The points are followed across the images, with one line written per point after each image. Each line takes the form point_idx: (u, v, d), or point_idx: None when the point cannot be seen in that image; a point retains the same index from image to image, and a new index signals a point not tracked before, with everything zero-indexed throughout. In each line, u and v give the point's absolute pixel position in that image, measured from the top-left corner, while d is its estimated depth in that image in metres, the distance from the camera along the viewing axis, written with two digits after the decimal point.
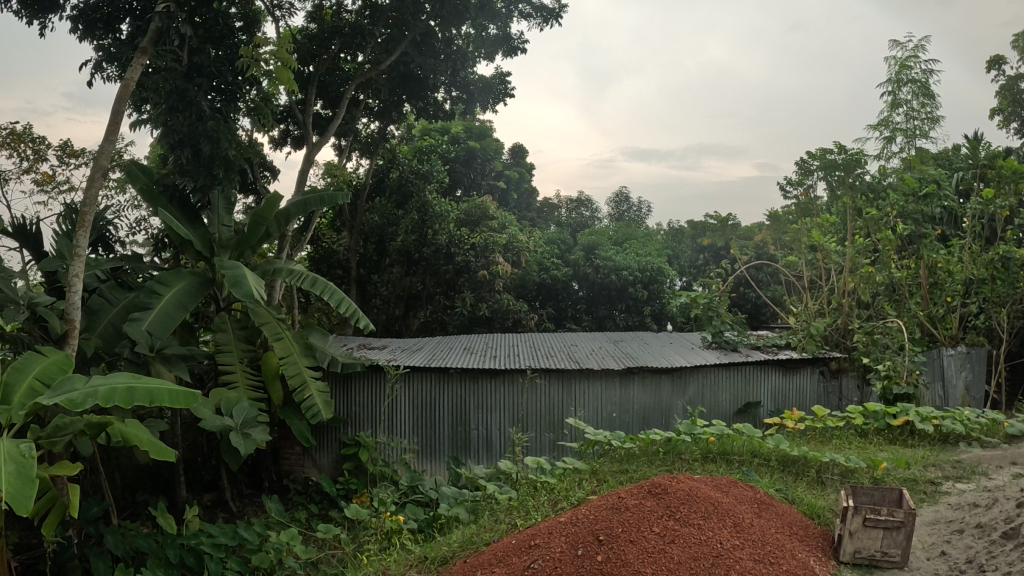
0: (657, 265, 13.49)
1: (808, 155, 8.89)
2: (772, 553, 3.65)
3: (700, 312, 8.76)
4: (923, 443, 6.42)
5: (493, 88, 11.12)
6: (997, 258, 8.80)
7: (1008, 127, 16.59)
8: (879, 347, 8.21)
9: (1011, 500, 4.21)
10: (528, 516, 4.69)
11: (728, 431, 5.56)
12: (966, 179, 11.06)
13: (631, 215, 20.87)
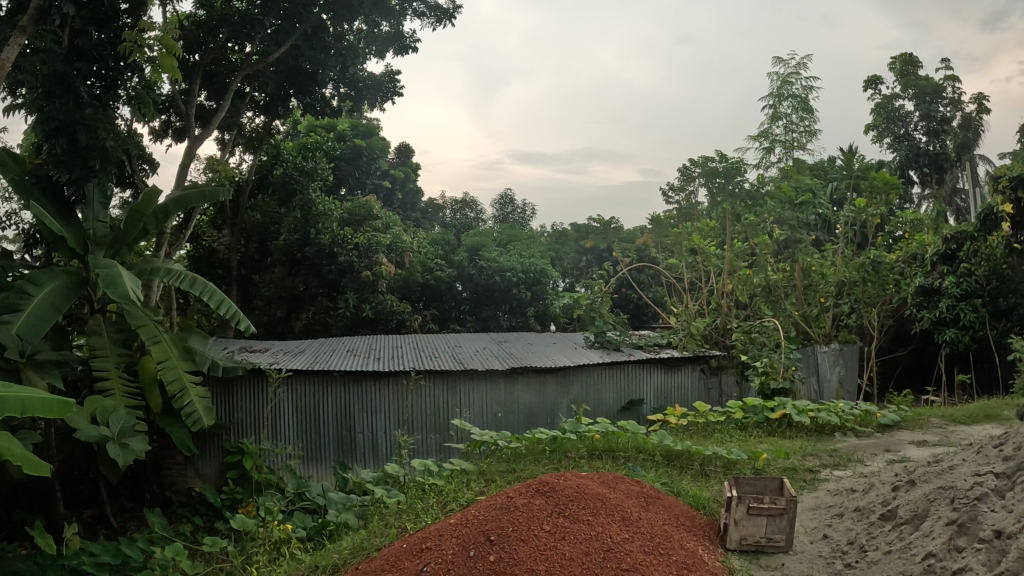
0: (540, 267, 13.67)
1: (692, 162, 9.25)
2: (661, 545, 3.77)
3: (582, 313, 8.97)
4: (799, 434, 6.82)
5: (381, 85, 10.89)
6: (868, 262, 9.64)
7: (882, 142, 17.96)
8: (757, 345, 8.70)
9: (884, 485, 4.54)
10: (417, 519, 4.64)
11: (612, 428, 5.72)
12: (839, 189, 11.84)
13: (515, 217, 21.09)
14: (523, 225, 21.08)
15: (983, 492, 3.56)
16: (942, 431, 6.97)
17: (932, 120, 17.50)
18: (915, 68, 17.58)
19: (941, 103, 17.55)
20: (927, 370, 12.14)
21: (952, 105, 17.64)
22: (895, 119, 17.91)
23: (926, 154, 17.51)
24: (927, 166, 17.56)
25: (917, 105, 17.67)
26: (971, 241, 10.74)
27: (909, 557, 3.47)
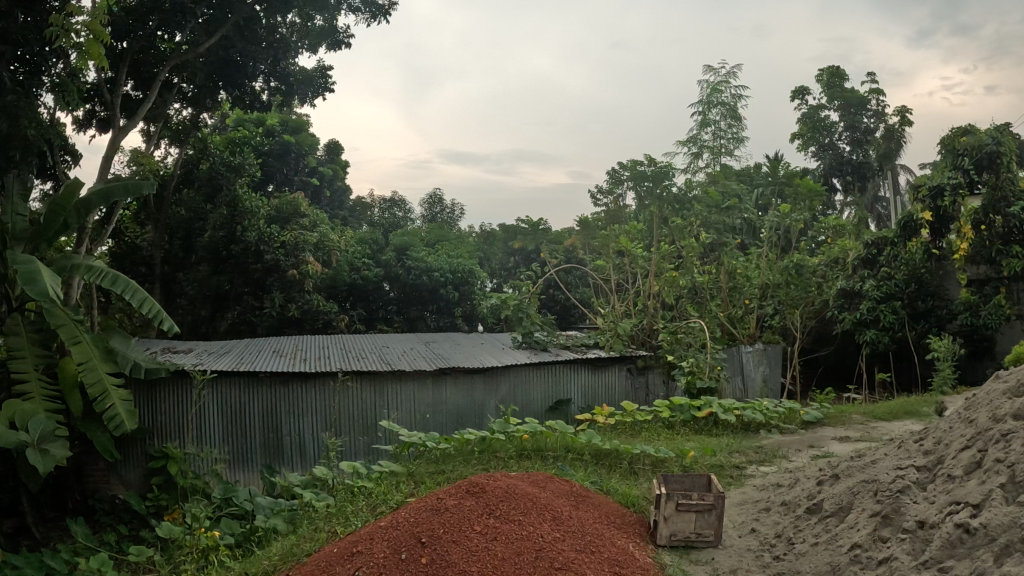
0: (468, 267, 13.62)
1: (621, 166, 9.36)
2: (592, 543, 3.81)
3: (509, 314, 8.93)
4: (726, 431, 7.00)
5: (312, 80, 10.40)
6: (791, 265, 10.15)
7: (808, 151, 18.66)
8: (682, 346, 8.92)
9: (809, 480, 4.70)
10: (347, 523, 4.57)
11: (540, 428, 5.77)
12: (764, 195, 12.22)
13: (443, 217, 21.04)
14: (452, 225, 21.05)
15: (906, 484, 3.71)
16: (863, 426, 7.28)
17: (857, 131, 18.33)
18: (841, 80, 18.25)
19: (866, 115, 18.29)
20: (850, 368, 12.62)
21: (876, 117, 18.39)
22: (820, 128, 18.62)
23: (850, 163, 18.46)
24: (849, 174, 18.58)
25: (842, 116, 18.38)
26: (891, 246, 11.29)
27: (836, 548, 3.59)
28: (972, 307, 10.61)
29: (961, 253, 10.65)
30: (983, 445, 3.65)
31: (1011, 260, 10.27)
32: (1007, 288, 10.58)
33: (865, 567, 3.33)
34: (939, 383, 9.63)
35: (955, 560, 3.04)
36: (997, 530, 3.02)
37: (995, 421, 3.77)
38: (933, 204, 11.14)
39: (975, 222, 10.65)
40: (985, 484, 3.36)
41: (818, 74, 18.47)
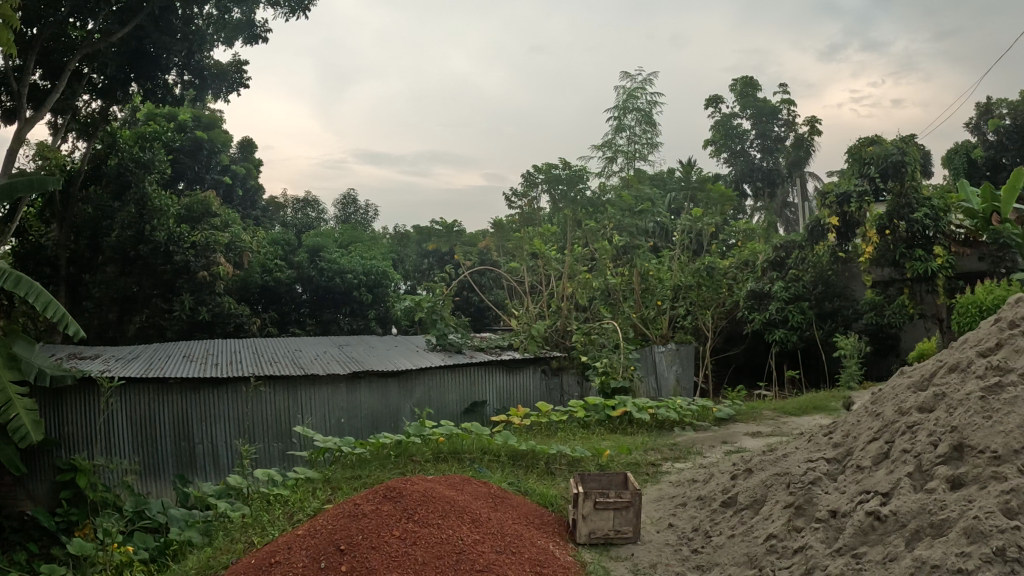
0: (381, 270, 14.06)
1: (536, 168, 9.49)
2: (511, 544, 3.83)
3: (423, 316, 9.00)
4: (640, 429, 7.18)
5: (227, 74, 10.22)
6: (702, 268, 10.53)
7: (721, 156, 19.47)
8: (596, 346, 9.08)
9: (722, 475, 4.87)
10: (264, 532, 4.46)
11: (456, 430, 5.77)
12: (677, 200, 12.59)
13: (358, 218, 20.87)
14: (364, 225, 20.89)
15: (817, 476, 3.82)
16: (774, 422, 7.57)
17: (767, 139, 19.20)
18: (754, 90, 19.03)
19: (777, 124, 19.24)
20: (761, 365, 13.09)
21: (788, 126, 19.39)
22: (732, 136, 19.41)
23: (759, 170, 19.31)
24: (760, 181, 19.39)
25: (753, 124, 19.27)
26: (800, 250, 12.02)
27: (752, 539, 3.68)
28: (877, 307, 11.24)
29: (868, 257, 11.33)
30: (889, 437, 3.77)
31: (914, 262, 10.77)
32: (910, 288, 11.11)
33: (780, 556, 3.39)
34: (847, 379, 10.11)
35: (869, 546, 3.10)
36: (907, 515, 3.10)
37: (900, 414, 3.89)
38: (840, 209, 11.74)
39: (880, 227, 11.17)
40: (893, 473, 3.46)
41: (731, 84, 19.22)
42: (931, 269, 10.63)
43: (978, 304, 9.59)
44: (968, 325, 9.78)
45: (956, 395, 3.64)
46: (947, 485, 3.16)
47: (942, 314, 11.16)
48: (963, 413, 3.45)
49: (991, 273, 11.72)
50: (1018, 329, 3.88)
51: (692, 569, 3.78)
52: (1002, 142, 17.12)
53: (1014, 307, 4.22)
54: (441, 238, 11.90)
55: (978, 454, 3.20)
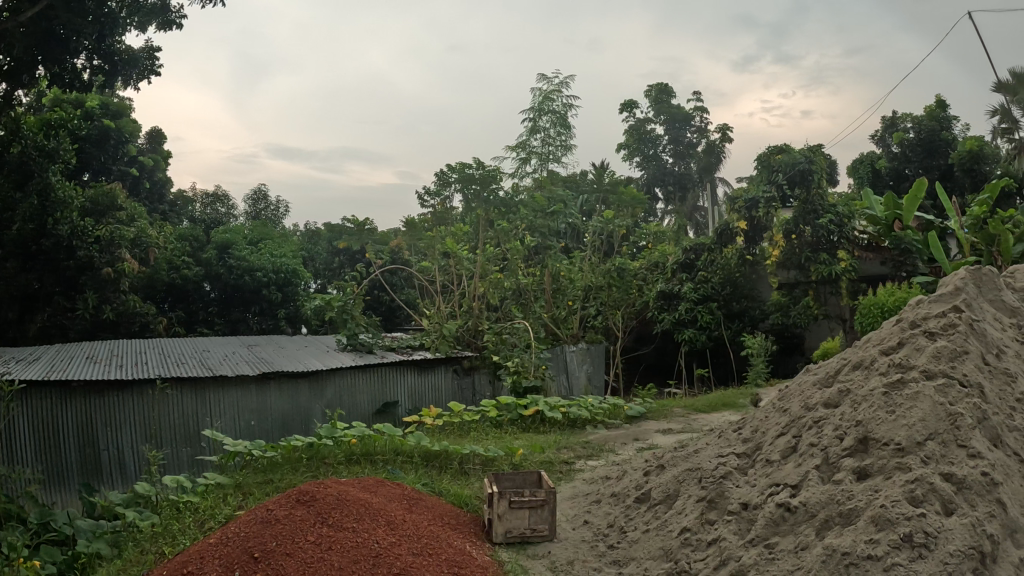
0: (290, 268, 14.07)
1: (449, 168, 9.40)
2: (428, 545, 3.81)
3: (334, 316, 8.88)
4: (552, 428, 7.31)
5: (138, 60, 9.63)
6: (613, 269, 11.03)
7: (633, 159, 20.16)
8: (507, 345, 9.13)
9: (634, 471, 4.99)
10: (175, 542, 4.30)
11: (369, 432, 5.71)
12: (588, 201, 12.85)
13: (268, 214, 20.35)
14: (274, 222, 20.37)
15: (728, 470, 3.93)
16: (683, 419, 7.80)
17: (680, 145, 20.07)
18: (668, 97, 20.13)
19: (690, 130, 20.17)
20: (670, 365, 13.42)
21: (700, 133, 20.35)
22: (645, 140, 20.17)
23: (672, 174, 20.07)
24: (671, 185, 20.16)
25: (666, 130, 20.10)
26: (709, 252, 12.22)
27: (667, 533, 3.76)
28: (783, 308, 11.76)
29: (773, 259, 11.91)
30: (797, 431, 3.88)
31: (819, 266, 11.39)
32: (815, 290, 11.75)
33: (695, 549, 3.48)
34: (754, 376, 10.55)
35: (780, 536, 3.18)
36: (816, 506, 3.17)
37: (806, 410, 4.02)
38: (748, 214, 12.48)
39: (787, 231, 11.83)
40: (802, 465, 3.54)
41: (646, 91, 20.28)
42: (835, 272, 11.29)
43: (880, 305, 10.20)
44: (869, 326, 10.39)
45: (861, 391, 3.70)
46: (853, 476, 3.23)
47: (846, 314, 11.95)
48: (868, 408, 3.50)
49: (893, 276, 12.39)
50: (918, 328, 3.90)
51: (610, 565, 3.83)
52: (903, 155, 18.72)
53: (915, 307, 4.22)
54: (354, 237, 11.32)
55: (883, 446, 3.24)
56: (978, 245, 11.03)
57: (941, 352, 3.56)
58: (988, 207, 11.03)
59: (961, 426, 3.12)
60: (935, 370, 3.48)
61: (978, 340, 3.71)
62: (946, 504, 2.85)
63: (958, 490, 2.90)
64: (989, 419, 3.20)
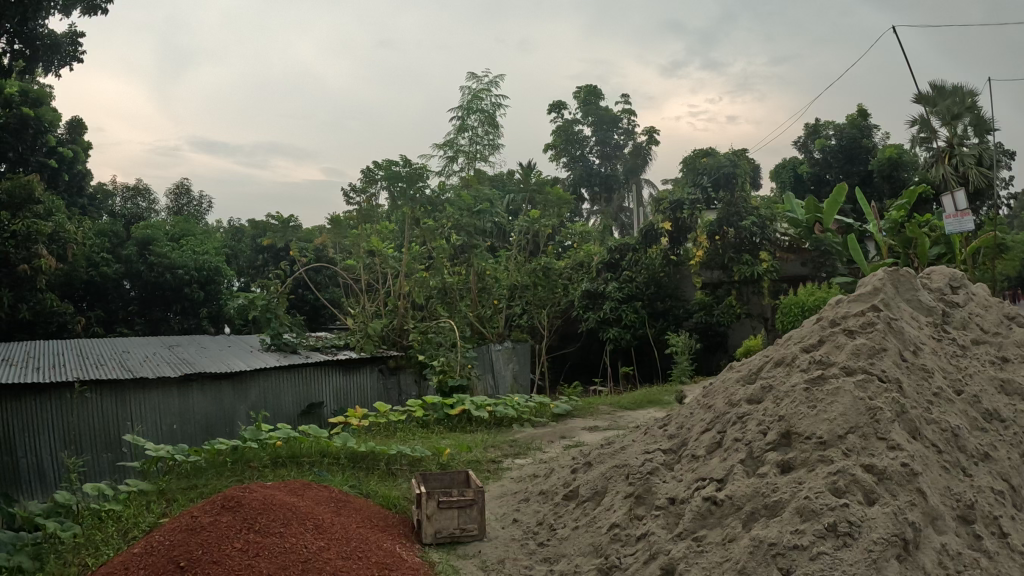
0: (216, 266, 13.69)
1: (375, 165, 9.26)
2: (358, 548, 3.74)
3: (257, 314, 8.65)
4: (480, 427, 7.32)
5: (61, 46, 9.28)
6: (537, 269, 11.24)
7: (561, 160, 20.43)
8: (433, 345, 9.12)
9: (562, 469, 5.04)
10: (99, 553, 4.09)
11: (294, 434, 5.59)
12: (516, 200, 12.88)
13: (190, 210, 19.64)
14: (197, 219, 19.68)
15: (655, 466, 4.01)
16: (610, 416, 7.93)
17: (606, 146, 20.49)
18: (596, 99, 20.61)
19: (617, 133, 20.64)
20: (593, 363, 13.59)
21: (626, 135, 20.85)
22: (572, 142, 20.52)
23: (598, 175, 20.26)
24: (597, 186, 20.35)
25: (594, 131, 20.50)
26: (633, 252, 12.59)
27: (596, 529, 3.82)
28: (706, 308, 12.10)
29: (697, 260, 12.22)
30: (721, 427, 3.99)
31: (741, 266, 11.80)
32: (737, 290, 12.16)
33: (624, 544, 3.54)
34: (679, 373, 10.82)
35: (708, 529, 3.25)
36: (742, 499, 3.25)
37: (730, 406, 4.14)
38: (672, 215, 12.84)
39: (711, 233, 12.25)
40: (727, 460, 3.63)
41: (575, 93, 20.68)
42: (756, 272, 11.72)
43: (800, 304, 10.62)
44: (791, 324, 10.81)
45: (783, 387, 3.83)
46: (778, 469, 3.33)
47: (767, 313, 12.43)
48: (790, 403, 3.61)
49: (811, 278, 12.95)
50: (837, 327, 4.06)
51: (541, 562, 3.86)
52: (825, 162, 20.28)
53: (835, 306, 4.40)
54: (278, 234, 10.99)
55: (806, 440, 3.35)
56: (894, 247, 11.67)
57: (861, 349, 3.72)
58: (904, 211, 11.68)
59: (881, 419, 3.25)
60: (854, 366, 3.61)
61: (896, 337, 3.88)
62: (868, 493, 2.94)
63: (879, 481, 2.98)
64: (907, 412, 3.31)
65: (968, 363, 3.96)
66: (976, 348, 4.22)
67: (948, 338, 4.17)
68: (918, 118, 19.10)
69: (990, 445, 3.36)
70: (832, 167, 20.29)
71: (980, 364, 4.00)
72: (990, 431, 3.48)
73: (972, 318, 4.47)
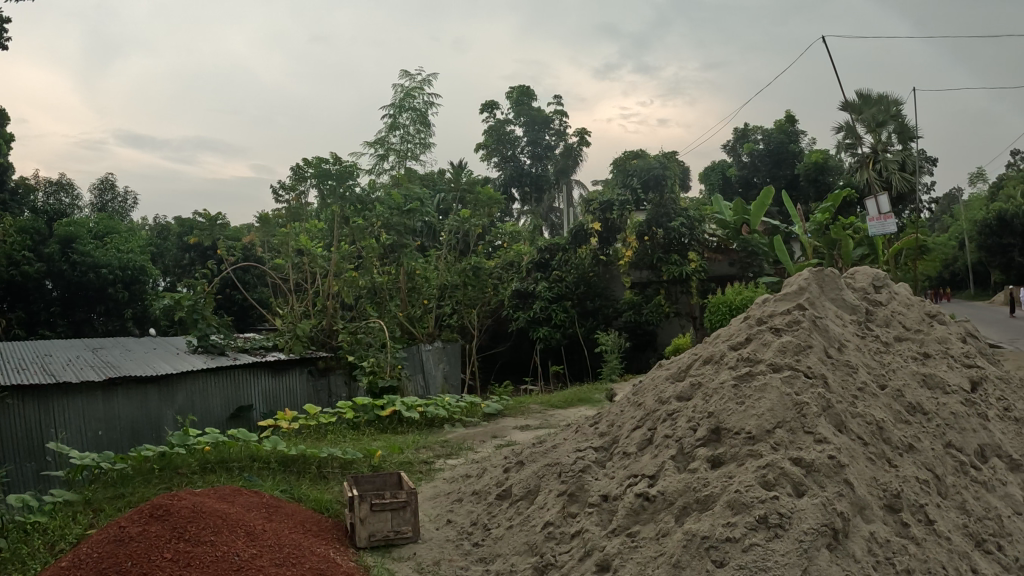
0: (140, 265, 13.28)
1: (304, 163, 9.10)
2: (291, 554, 3.63)
3: (183, 315, 8.31)
4: (410, 428, 7.28)
5: None
6: (468, 268, 11.19)
7: (492, 159, 20.44)
8: (363, 345, 8.98)
9: (495, 468, 5.05)
10: (21, 568, 3.86)
11: (223, 438, 5.44)
12: (447, 200, 12.87)
13: (115, 207, 18.79)
14: (121, 215, 18.85)
15: (587, 464, 4.06)
16: (541, 414, 8.03)
17: (538, 147, 20.59)
18: (528, 100, 20.77)
19: (548, 133, 20.80)
20: (524, 361, 13.68)
21: (558, 136, 21.04)
22: (504, 142, 20.58)
23: (529, 175, 20.41)
24: (528, 186, 20.50)
25: (525, 132, 20.62)
26: (563, 252, 12.80)
27: (530, 528, 3.83)
28: (635, 307, 12.35)
29: (625, 259, 12.46)
30: (652, 424, 4.07)
31: (670, 266, 12.07)
32: (666, 290, 12.41)
33: (559, 542, 3.57)
34: (610, 372, 10.98)
35: (641, 525, 3.31)
36: (673, 494, 3.32)
37: (660, 403, 4.22)
38: (602, 215, 13.03)
39: (639, 233, 12.41)
40: (658, 456, 3.71)
41: (507, 93, 20.73)
42: (685, 272, 12.04)
43: (728, 304, 10.94)
44: (718, 322, 11.11)
45: (711, 384, 3.94)
46: (708, 464, 3.41)
47: (696, 312, 12.70)
48: (718, 400, 3.72)
49: (737, 277, 13.37)
50: (764, 325, 4.20)
51: (476, 562, 3.85)
52: (751, 166, 21.05)
53: (761, 305, 4.55)
54: (204, 233, 10.61)
55: (735, 435, 3.45)
56: (819, 248, 12.16)
57: (787, 347, 3.85)
58: (829, 214, 12.11)
59: (807, 414, 3.38)
60: (781, 363, 3.75)
61: (821, 335, 4.05)
62: (797, 485, 3.04)
63: (807, 473, 3.10)
64: (832, 407, 3.46)
65: (890, 359, 4.15)
66: (898, 344, 4.42)
67: (870, 335, 4.37)
68: (844, 125, 20.08)
69: (914, 437, 3.51)
70: (759, 171, 21.05)
71: (901, 359, 4.20)
72: (913, 423, 3.64)
73: (894, 316, 4.69)
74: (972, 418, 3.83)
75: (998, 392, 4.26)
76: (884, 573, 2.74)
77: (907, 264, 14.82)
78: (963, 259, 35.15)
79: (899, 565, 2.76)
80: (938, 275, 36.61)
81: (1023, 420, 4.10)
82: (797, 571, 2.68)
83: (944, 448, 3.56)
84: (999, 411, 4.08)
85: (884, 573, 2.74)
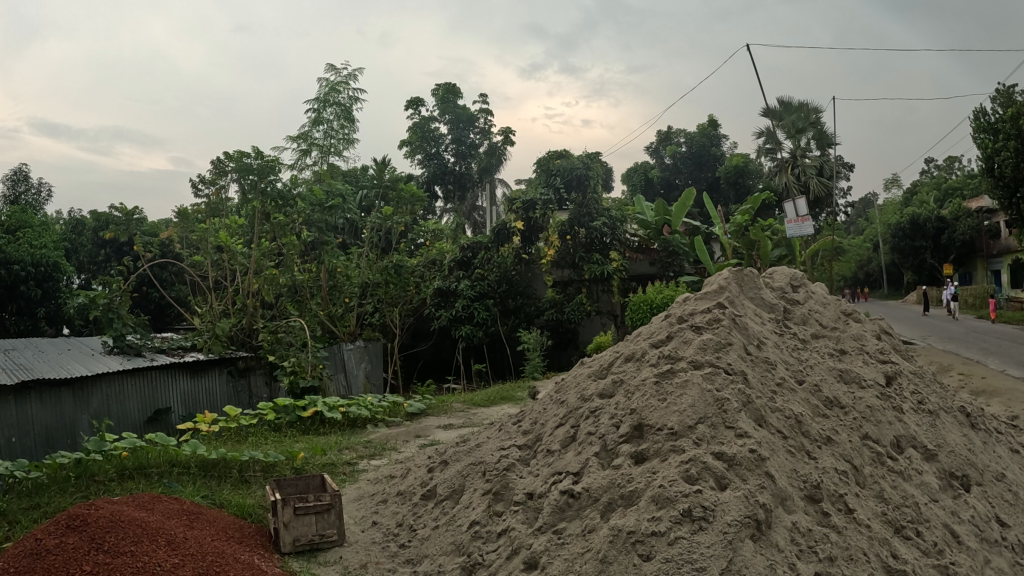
0: (53, 261, 13.01)
1: (224, 156, 8.77)
2: (214, 563, 3.48)
3: (98, 314, 7.85)
4: (333, 428, 7.16)
5: None
6: (389, 266, 11.06)
7: (415, 157, 20.25)
8: (283, 345, 8.66)
9: (420, 468, 5.02)
10: None
11: (141, 443, 5.21)
12: (371, 197, 12.71)
13: (28, 199, 17.64)
14: (36, 208, 17.73)
15: (511, 462, 4.07)
16: (463, 413, 8.00)
17: (462, 145, 20.52)
18: (454, 98, 20.66)
19: (473, 131, 20.85)
20: (446, 360, 13.57)
21: (482, 135, 21.15)
22: (428, 139, 20.39)
23: (451, 173, 20.32)
24: (450, 183, 20.38)
25: (450, 130, 20.52)
26: (485, 251, 12.75)
27: (457, 527, 3.81)
28: (557, 305, 12.47)
29: (548, 258, 12.51)
30: (575, 421, 4.13)
31: (592, 265, 12.31)
32: (587, 288, 12.72)
33: (486, 541, 3.56)
34: (532, 369, 11.12)
35: (567, 522, 3.35)
36: (598, 491, 3.37)
37: (582, 401, 4.29)
38: (525, 215, 13.12)
39: (561, 233, 12.59)
40: (581, 453, 3.76)
41: (432, 91, 20.58)
42: (606, 271, 12.28)
43: (650, 302, 11.20)
44: (639, 321, 11.35)
45: (633, 382, 4.02)
46: (631, 461, 3.47)
47: (616, 310, 13.13)
48: (641, 397, 3.80)
49: (657, 277, 13.63)
50: (685, 323, 4.32)
51: (403, 565, 3.81)
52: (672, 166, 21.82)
53: (681, 304, 4.68)
54: (120, 227, 10.09)
55: (657, 431, 3.52)
56: (739, 249, 12.57)
57: (707, 344, 3.98)
58: (749, 215, 12.54)
59: (727, 409, 3.50)
60: (701, 361, 3.86)
61: (741, 332, 4.19)
62: (719, 479, 3.14)
63: (729, 467, 3.20)
64: (752, 402, 3.60)
65: (808, 356, 4.34)
66: (815, 342, 4.63)
67: (788, 333, 4.57)
68: (765, 131, 20.94)
69: (832, 430, 3.68)
70: (680, 172, 21.86)
71: (818, 356, 4.41)
72: (831, 417, 3.82)
73: (811, 314, 4.91)
74: (887, 411, 4.03)
75: (911, 386, 4.50)
76: (807, 561, 2.87)
77: (822, 265, 15.55)
78: (876, 261, 37.26)
79: (821, 553, 2.90)
80: (853, 275, 38.90)
81: (934, 412, 4.34)
82: (722, 562, 2.76)
83: (861, 440, 3.74)
84: (913, 403, 4.30)
85: (805, 560, 2.86)
